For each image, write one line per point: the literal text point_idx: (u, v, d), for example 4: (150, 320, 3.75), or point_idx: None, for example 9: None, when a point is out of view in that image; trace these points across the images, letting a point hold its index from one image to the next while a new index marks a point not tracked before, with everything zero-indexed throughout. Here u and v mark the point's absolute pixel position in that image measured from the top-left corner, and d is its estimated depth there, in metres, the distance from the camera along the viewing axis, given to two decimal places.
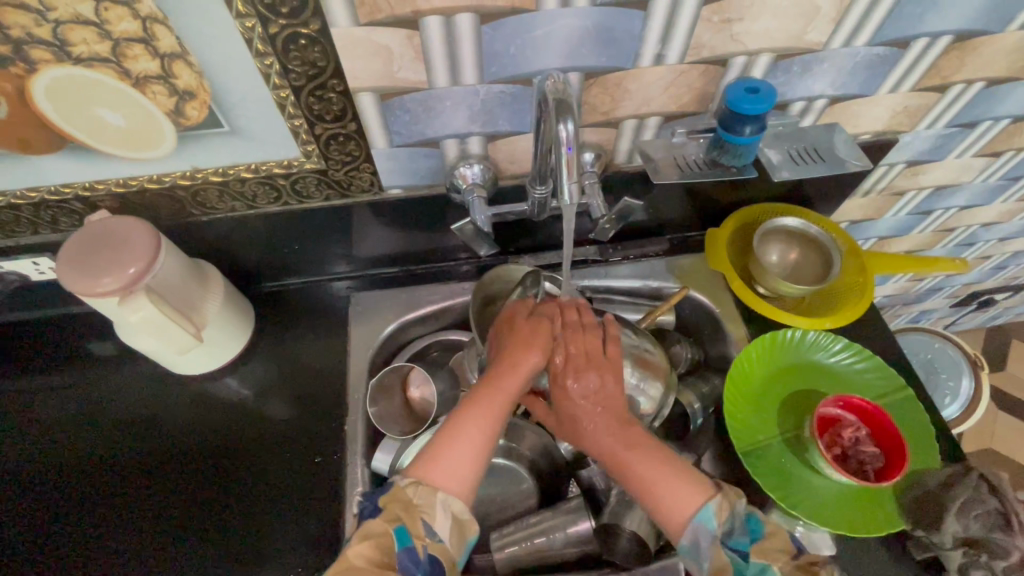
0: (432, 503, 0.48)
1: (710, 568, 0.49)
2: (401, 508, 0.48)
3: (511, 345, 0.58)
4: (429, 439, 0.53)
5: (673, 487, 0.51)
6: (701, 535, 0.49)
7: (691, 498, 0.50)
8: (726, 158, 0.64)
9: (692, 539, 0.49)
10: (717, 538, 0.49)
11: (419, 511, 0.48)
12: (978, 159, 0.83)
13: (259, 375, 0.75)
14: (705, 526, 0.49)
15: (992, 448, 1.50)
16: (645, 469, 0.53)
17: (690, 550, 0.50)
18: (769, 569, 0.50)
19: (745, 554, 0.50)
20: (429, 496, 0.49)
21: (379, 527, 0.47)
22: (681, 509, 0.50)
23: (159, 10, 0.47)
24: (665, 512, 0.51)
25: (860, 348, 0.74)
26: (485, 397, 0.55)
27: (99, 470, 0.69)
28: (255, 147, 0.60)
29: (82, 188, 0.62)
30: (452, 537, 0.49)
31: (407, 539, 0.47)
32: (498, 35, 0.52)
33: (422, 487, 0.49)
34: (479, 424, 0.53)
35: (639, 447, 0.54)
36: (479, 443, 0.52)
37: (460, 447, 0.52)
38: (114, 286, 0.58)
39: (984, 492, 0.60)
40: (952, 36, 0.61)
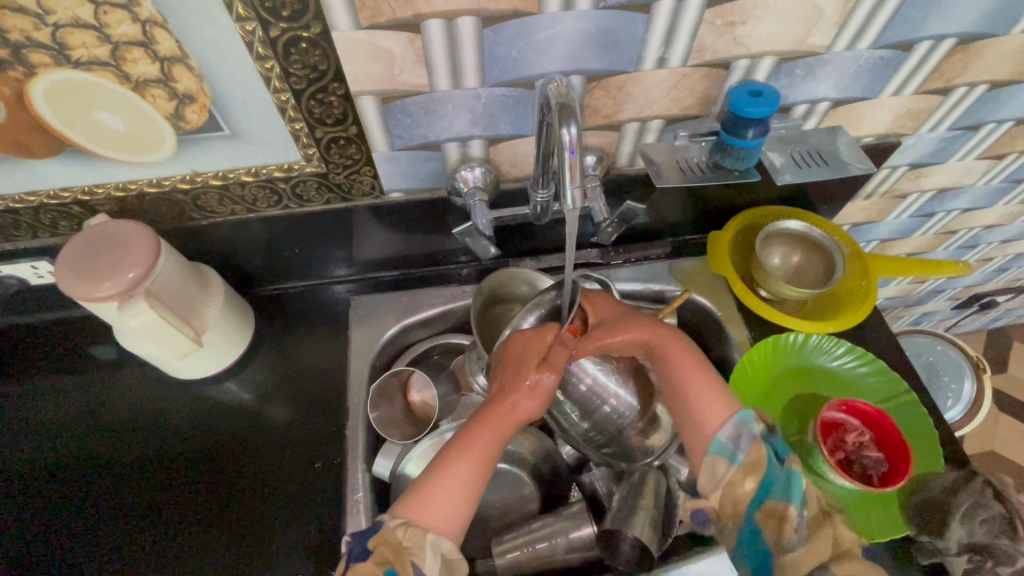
0: (422, 546, 0.49)
1: (743, 460, 0.53)
2: (391, 550, 0.49)
3: (512, 373, 0.56)
4: (420, 474, 0.53)
5: (707, 386, 0.58)
6: (742, 430, 0.54)
7: (725, 402, 0.57)
8: (729, 162, 0.63)
9: (732, 434, 0.54)
10: (756, 434, 0.54)
11: (409, 553, 0.48)
12: (981, 162, 0.83)
13: (259, 379, 0.75)
14: (747, 423, 0.54)
15: (994, 451, 1.50)
16: (682, 366, 0.59)
17: (727, 445, 0.54)
18: (801, 474, 0.52)
19: (780, 457, 0.53)
20: (419, 537, 0.49)
21: (367, 570, 0.47)
22: (718, 412, 0.56)
23: (159, 13, 0.46)
24: (703, 414, 0.56)
25: (863, 352, 0.74)
26: (480, 434, 0.54)
27: (99, 475, 0.69)
28: (255, 150, 0.59)
29: (81, 192, 0.62)
30: None
31: None
32: (500, 38, 0.52)
33: (411, 530, 0.49)
34: (472, 460, 0.53)
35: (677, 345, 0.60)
36: (469, 482, 0.53)
37: (449, 485, 0.52)
38: (113, 290, 0.57)
39: (989, 497, 0.59)
40: (956, 38, 0.61)
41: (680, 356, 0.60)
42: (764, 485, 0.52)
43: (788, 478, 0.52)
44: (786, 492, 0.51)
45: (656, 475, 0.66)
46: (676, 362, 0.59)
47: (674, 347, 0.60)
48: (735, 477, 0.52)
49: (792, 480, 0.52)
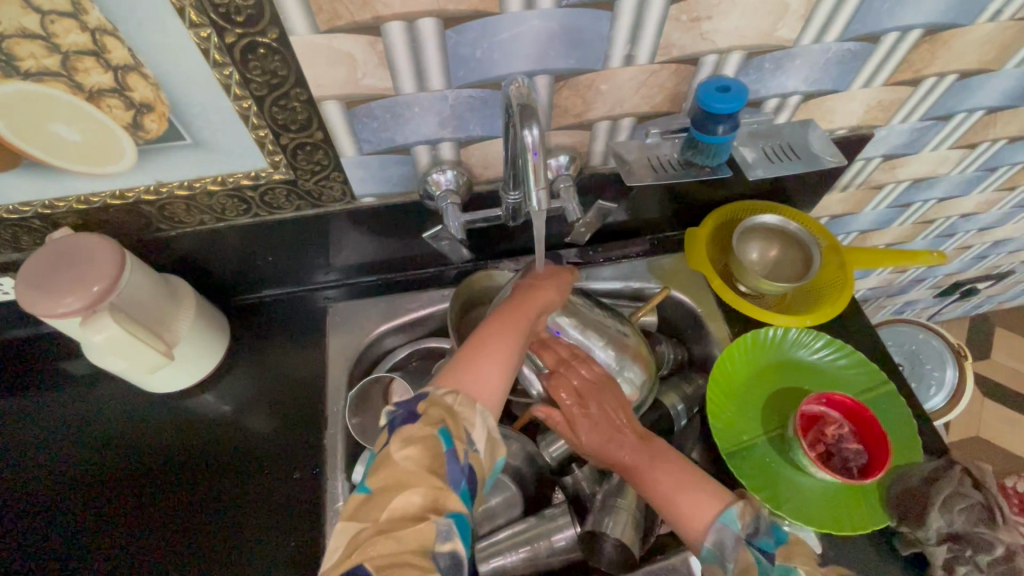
0: (471, 412, 0.48)
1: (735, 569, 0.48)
2: (443, 412, 0.46)
3: (528, 288, 0.61)
4: (456, 357, 0.53)
5: (702, 487, 0.54)
6: (726, 535, 0.50)
7: (715, 500, 0.53)
8: (700, 158, 0.63)
9: (719, 540, 0.50)
10: (740, 537, 0.49)
11: (459, 417, 0.47)
12: (954, 151, 0.83)
13: (236, 390, 0.74)
14: (729, 527, 0.50)
15: (980, 436, 1.51)
16: (671, 476, 0.55)
17: (713, 555, 0.50)
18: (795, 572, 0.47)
19: (771, 556, 0.48)
20: (469, 404, 0.48)
21: (420, 432, 0.44)
22: (706, 508, 0.52)
23: (108, 21, 0.45)
24: (689, 519, 0.52)
25: (840, 343, 0.74)
26: (515, 330, 0.56)
27: (70, 494, 0.67)
28: (219, 158, 0.58)
29: (41, 206, 0.60)
30: (486, 449, 0.48)
31: (452, 442, 0.45)
32: (463, 39, 0.51)
33: (460, 396, 0.48)
34: (510, 349, 0.54)
35: (666, 455, 0.58)
36: (507, 362, 0.53)
37: (489, 363, 0.52)
38: (76, 305, 0.56)
39: (967, 485, 0.60)
40: (922, 29, 0.61)
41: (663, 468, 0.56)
42: None
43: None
44: None
45: None
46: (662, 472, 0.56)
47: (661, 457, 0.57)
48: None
49: None
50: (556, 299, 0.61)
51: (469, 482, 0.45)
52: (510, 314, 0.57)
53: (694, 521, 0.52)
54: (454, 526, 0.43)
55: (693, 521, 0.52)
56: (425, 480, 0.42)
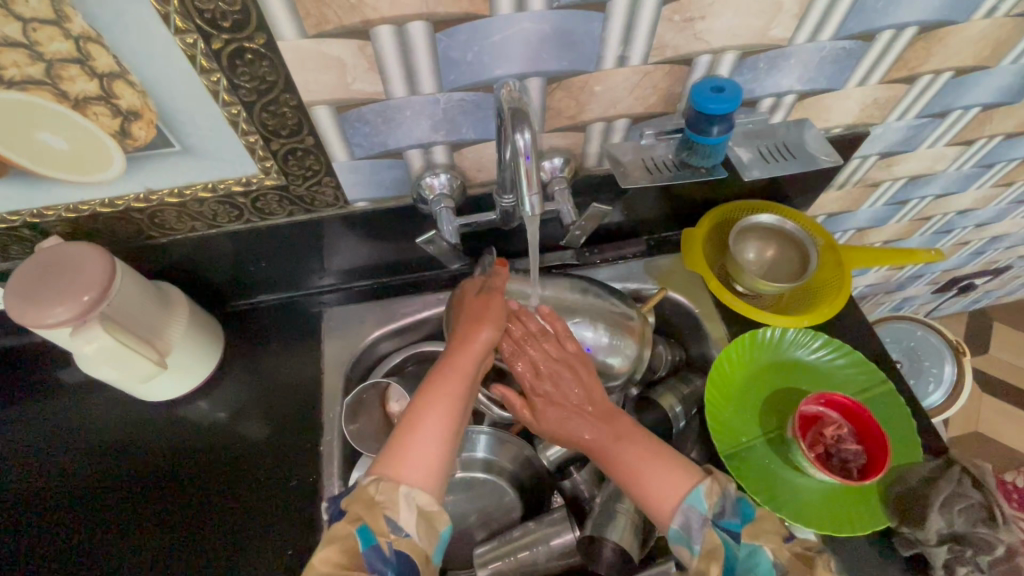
0: (396, 499, 0.48)
1: (702, 550, 0.50)
2: (363, 507, 0.48)
3: (462, 326, 0.60)
4: (393, 432, 0.53)
5: (662, 471, 0.54)
6: (692, 516, 0.51)
7: (679, 477, 0.53)
8: (696, 159, 0.63)
9: (684, 522, 0.51)
10: (708, 518, 0.51)
11: (381, 508, 0.48)
12: (950, 148, 0.83)
13: (230, 397, 0.73)
14: (696, 507, 0.51)
15: (978, 431, 1.51)
16: (633, 458, 0.56)
17: (682, 535, 0.51)
18: (761, 549, 0.52)
19: (735, 534, 0.51)
20: (392, 491, 0.48)
21: (342, 531, 0.48)
22: (668, 492, 0.53)
23: (92, 29, 0.44)
24: (656, 499, 0.53)
25: (838, 344, 0.74)
26: (444, 387, 0.55)
27: (62, 505, 0.67)
28: (209, 164, 0.58)
29: (30, 215, 0.60)
30: (420, 532, 0.48)
31: (371, 538, 0.47)
32: (453, 42, 0.51)
33: (383, 484, 0.48)
34: (442, 412, 0.53)
35: (628, 439, 0.57)
36: (442, 427, 0.53)
37: (422, 433, 0.52)
38: (66, 315, 0.55)
39: (967, 485, 0.60)
40: (918, 27, 0.60)
41: (627, 450, 0.56)
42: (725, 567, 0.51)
43: (749, 557, 0.52)
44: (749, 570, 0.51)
45: None
46: (626, 456, 0.56)
47: (624, 440, 0.57)
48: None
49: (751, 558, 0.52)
50: (495, 330, 0.60)
51: (399, 567, 0.47)
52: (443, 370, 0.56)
53: (660, 505, 0.52)
54: None
55: (661, 506, 0.52)
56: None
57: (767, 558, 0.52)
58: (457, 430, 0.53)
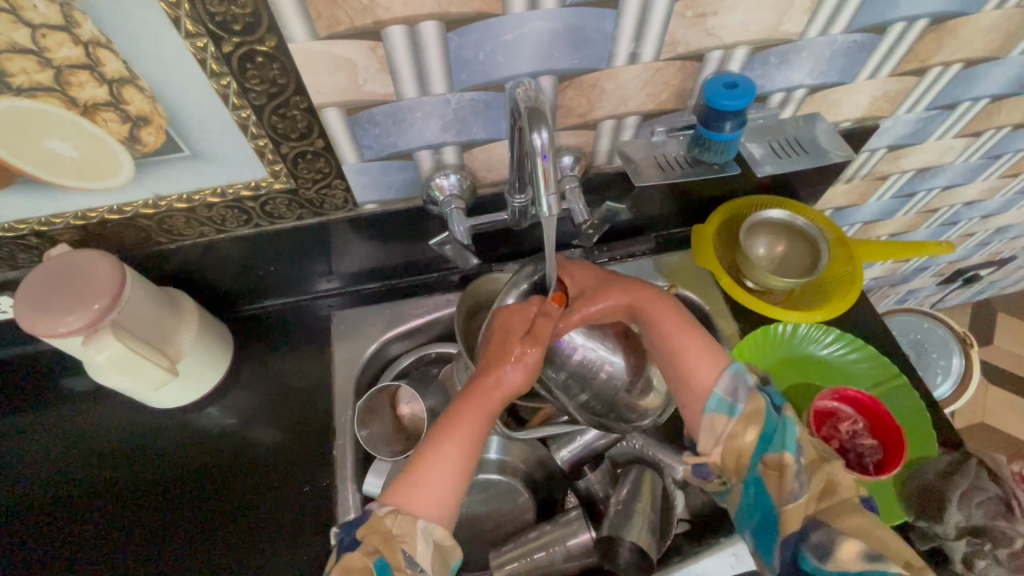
0: (413, 533, 0.48)
1: (742, 413, 0.52)
2: (380, 539, 0.48)
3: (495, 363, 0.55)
4: (409, 463, 0.52)
5: (701, 348, 0.56)
6: (738, 383, 0.53)
7: (716, 356, 0.56)
8: (709, 156, 0.63)
9: (729, 388, 0.53)
10: (753, 385, 0.53)
11: (399, 541, 0.48)
12: (958, 140, 0.83)
13: (241, 402, 0.73)
14: (741, 375, 0.54)
15: (984, 422, 1.52)
16: (672, 330, 0.58)
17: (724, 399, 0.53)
18: (792, 420, 0.50)
19: (778, 407, 0.52)
20: (408, 525, 0.48)
21: (359, 562, 0.46)
22: (710, 368, 0.55)
23: (102, 34, 0.44)
24: (701, 371, 0.55)
25: (851, 338, 0.73)
26: (467, 417, 0.54)
27: (74, 515, 0.66)
28: (218, 169, 0.57)
29: (38, 223, 0.59)
30: (434, 563, 0.49)
31: (387, 573, 0.46)
32: (465, 41, 0.50)
33: (400, 518, 0.48)
34: (460, 450, 0.53)
35: (663, 311, 0.59)
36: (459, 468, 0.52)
37: (438, 473, 0.51)
38: (77, 324, 0.55)
39: (984, 478, 0.60)
40: (929, 19, 0.60)
41: (662, 317, 0.59)
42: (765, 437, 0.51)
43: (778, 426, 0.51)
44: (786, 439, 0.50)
45: (652, 474, 0.67)
46: (665, 327, 0.58)
47: (660, 311, 0.59)
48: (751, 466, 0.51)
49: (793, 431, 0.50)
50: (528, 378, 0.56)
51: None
52: (468, 398, 0.54)
53: (702, 379, 0.55)
54: None
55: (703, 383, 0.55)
56: None
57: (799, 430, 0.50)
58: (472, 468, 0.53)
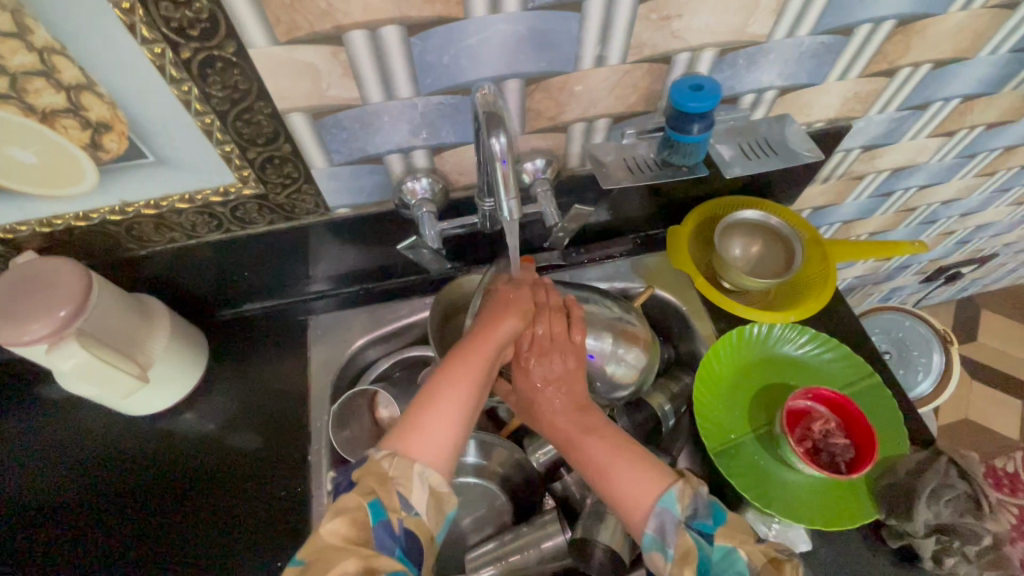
0: (408, 475, 0.46)
1: (676, 555, 0.47)
2: (376, 481, 0.46)
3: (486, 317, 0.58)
4: (407, 408, 0.51)
5: (632, 472, 0.51)
6: (667, 519, 0.48)
7: (648, 480, 0.50)
8: (677, 158, 0.63)
9: (658, 525, 0.48)
10: (681, 522, 0.48)
11: (394, 483, 0.46)
12: (932, 139, 0.83)
13: (216, 409, 0.72)
14: (669, 510, 0.48)
15: (969, 418, 1.53)
16: (603, 456, 0.53)
17: (656, 541, 0.48)
18: (735, 553, 0.48)
19: (709, 537, 0.48)
20: (405, 467, 0.46)
21: (353, 502, 0.45)
22: (640, 495, 0.49)
23: (56, 40, 0.44)
24: (630, 500, 0.50)
25: (825, 337, 0.74)
26: (465, 360, 0.53)
27: (43, 523, 0.65)
28: (184, 175, 0.57)
29: (3, 231, 0.59)
30: (429, 510, 0.47)
31: (382, 514, 0.45)
32: (428, 46, 0.50)
33: (396, 459, 0.47)
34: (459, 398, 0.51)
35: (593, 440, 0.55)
36: (458, 409, 0.51)
37: (437, 413, 0.50)
38: (42, 331, 0.54)
39: (953, 477, 0.60)
40: (895, 20, 0.60)
41: (591, 445, 0.55)
42: None
43: (723, 561, 0.48)
44: None
45: None
46: (593, 453, 0.54)
47: (593, 440, 0.55)
48: None
49: (729, 563, 0.47)
50: (518, 322, 0.57)
51: (407, 545, 0.46)
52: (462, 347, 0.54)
53: (631, 508, 0.49)
54: None
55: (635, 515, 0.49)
56: (353, 551, 0.43)
57: (744, 561, 0.47)
58: (472, 414, 0.51)
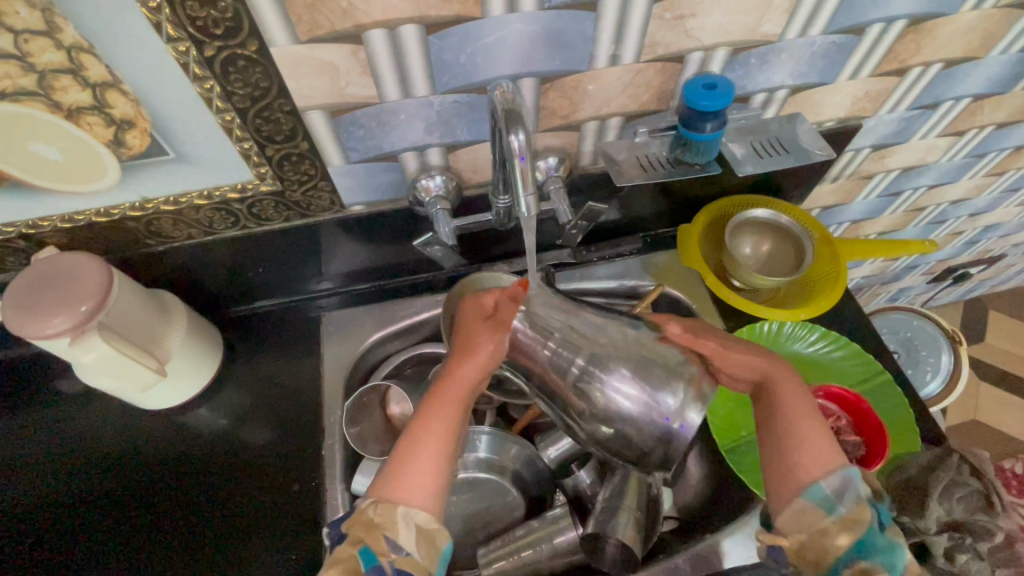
0: (394, 520, 0.44)
1: (842, 514, 0.46)
2: (364, 529, 0.45)
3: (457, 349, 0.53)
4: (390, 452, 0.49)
5: (822, 433, 0.50)
6: (849, 485, 0.47)
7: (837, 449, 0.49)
8: (690, 156, 0.63)
9: (837, 487, 0.47)
10: (863, 495, 0.47)
11: (381, 529, 0.44)
12: (942, 139, 0.83)
13: (230, 403, 0.73)
14: (855, 480, 0.47)
15: (977, 420, 1.52)
16: (796, 405, 0.51)
17: (826, 498, 0.47)
18: (901, 549, 0.45)
19: (883, 525, 0.46)
20: (389, 513, 0.45)
21: (345, 552, 0.45)
22: (824, 458, 0.48)
23: (84, 39, 0.44)
24: (811, 456, 0.49)
25: (836, 336, 0.74)
26: (439, 404, 0.49)
27: (63, 516, 0.66)
28: (204, 172, 0.58)
29: (25, 226, 0.60)
30: (421, 549, 0.44)
31: (372, 558, 0.44)
32: (445, 44, 0.51)
33: (380, 505, 0.45)
34: (436, 437, 0.48)
35: (790, 382, 0.53)
36: (437, 448, 0.48)
37: (416, 454, 0.47)
38: (64, 326, 0.55)
39: (965, 474, 0.60)
40: (907, 19, 0.61)
41: (794, 388, 0.53)
42: (857, 549, 0.46)
43: (888, 548, 0.45)
44: (879, 557, 0.45)
45: (637, 472, 0.65)
46: (789, 401, 0.52)
47: (792, 384, 0.53)
48: (830, 526, 0.46)
49: (891, 553, 0.45)
50: (487, 354, 0.51)
51: None
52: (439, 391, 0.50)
53: (809, 465, 0.48)
54: None
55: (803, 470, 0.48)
56: None
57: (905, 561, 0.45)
58: (453, 452, 0.48)
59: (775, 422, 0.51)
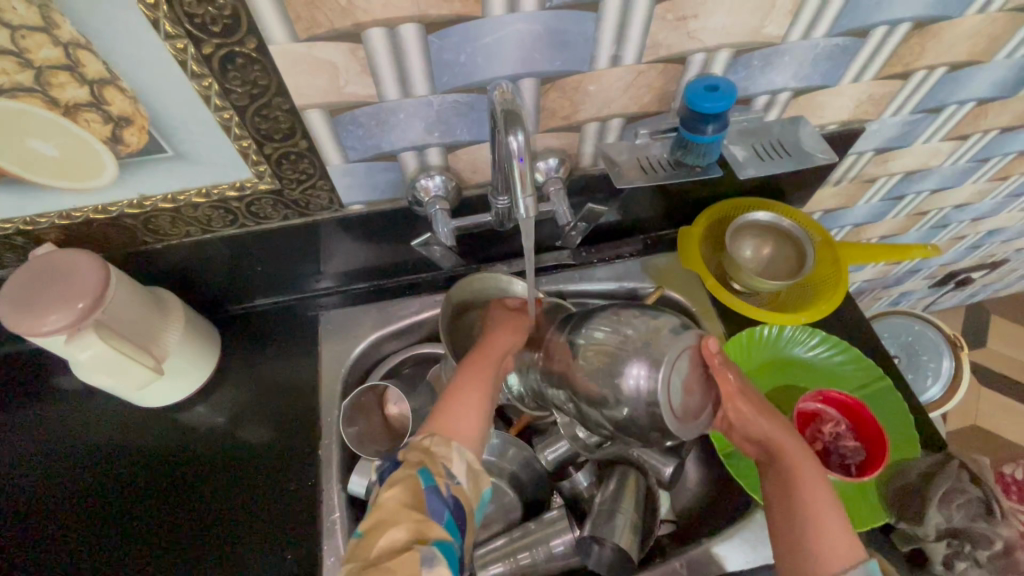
0: (448, 452, 0.48)
1: None
2: (422, 456, 0.47)
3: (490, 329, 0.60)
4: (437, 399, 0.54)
5: (844, 529, 0.48)
6: None
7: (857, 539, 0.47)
8: (690, 158, 0.62)
9: None
10: None
11: (438, 458, 0.48)
12: (946, 143, 0.83)
13: (228, 401, 0.73)
14: None
15: (978, 425, 1.52)
16: (817, 489, 0.50)
17: None
18: None
19: None
20: (445, 444, 0.48)
21: (402, 473, 0.46)
22: (844, 549, 0.46)
23: (81, 35, 0.44)
24: (829, 547, 0.47)
25: (837, 340, 0.74)
26: (477, 366, 0.55)
27: (59, 514, 0.66)
28: (202, 170, 0.57)
29: (23, 222, 0.60)
30: (468, 482, 0.48)
31: (430, 479, 0.46)
32: (445, 43, 0.51)
33: (436, 437, 0.49)
34: (478, 388, 0.53)
35: (807, 458, 0.52)
36: (479, 399, 0.53)
37: (462, 400, 0.52)
38: (61, 323, 0.55)
39: (965, 481, 0.60)
40: (911, 22, 0.60)
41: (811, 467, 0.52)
42: None
43: None
44: None
45: (636, 476, 0.66)
46: (809, 482, 0.50)
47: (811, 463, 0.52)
48: None
49: None
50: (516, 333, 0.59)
51: (454, 513, 0.46)
52: (473, 353, 0.57)
53: (827, 555, 0.46)
54: (439, 554, 0.43)
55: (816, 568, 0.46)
56: (406, 517, 0.44)
57: None
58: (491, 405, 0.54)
59: (793, 499, 0.50)
